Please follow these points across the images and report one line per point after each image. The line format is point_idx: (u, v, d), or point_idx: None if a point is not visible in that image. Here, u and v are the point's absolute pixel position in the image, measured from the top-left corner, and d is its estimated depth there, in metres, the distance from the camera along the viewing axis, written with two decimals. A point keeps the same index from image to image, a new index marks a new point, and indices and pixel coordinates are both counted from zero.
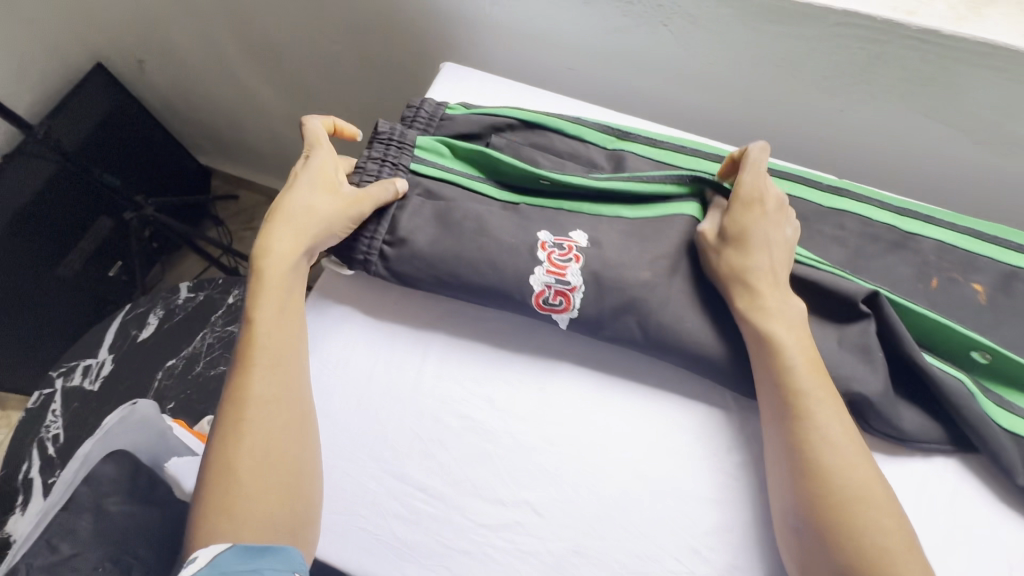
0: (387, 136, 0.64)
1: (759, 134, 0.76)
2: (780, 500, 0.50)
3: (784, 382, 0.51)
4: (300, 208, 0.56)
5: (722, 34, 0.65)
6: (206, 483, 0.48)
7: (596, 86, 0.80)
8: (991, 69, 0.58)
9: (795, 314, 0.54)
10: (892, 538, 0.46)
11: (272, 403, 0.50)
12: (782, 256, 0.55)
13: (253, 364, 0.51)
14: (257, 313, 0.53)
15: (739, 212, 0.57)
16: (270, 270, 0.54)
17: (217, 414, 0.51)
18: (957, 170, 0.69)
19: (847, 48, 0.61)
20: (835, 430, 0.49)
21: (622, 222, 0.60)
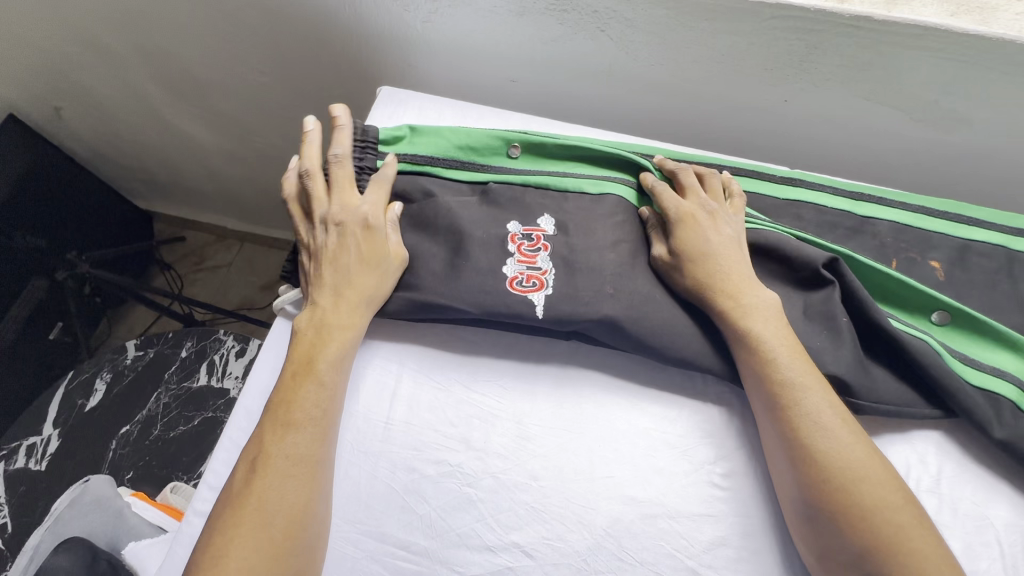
0: (347, 137, 0.63)
1: (709, 131, 0.75)
2: (787, 491, 0.50)
3: (772, 374, 0.50)
4: (369, 281, 0.56)
5: (660, 35, 0.64)
6: (232, 540, 0.45)
7: (540, 98, 0.78)
8: (924, 49, 0.59)
9: (768, 301, 0.54)
10: (907, 519, 0.45)
11: (323, 468, 0.50)
12: (738, 253, 0.56)
13: (299, 422, 0.50)
14: (310, 374, 0.52)
15: (680, 229, 0.57)
16: (331, 336, 0.54)
17: (254, 465, 0.48)
18: (902, 149, 0.70)
19: (785, 40, 0.61)
20: (836, 414, 0.49)
21: (581, 238, 0.59)
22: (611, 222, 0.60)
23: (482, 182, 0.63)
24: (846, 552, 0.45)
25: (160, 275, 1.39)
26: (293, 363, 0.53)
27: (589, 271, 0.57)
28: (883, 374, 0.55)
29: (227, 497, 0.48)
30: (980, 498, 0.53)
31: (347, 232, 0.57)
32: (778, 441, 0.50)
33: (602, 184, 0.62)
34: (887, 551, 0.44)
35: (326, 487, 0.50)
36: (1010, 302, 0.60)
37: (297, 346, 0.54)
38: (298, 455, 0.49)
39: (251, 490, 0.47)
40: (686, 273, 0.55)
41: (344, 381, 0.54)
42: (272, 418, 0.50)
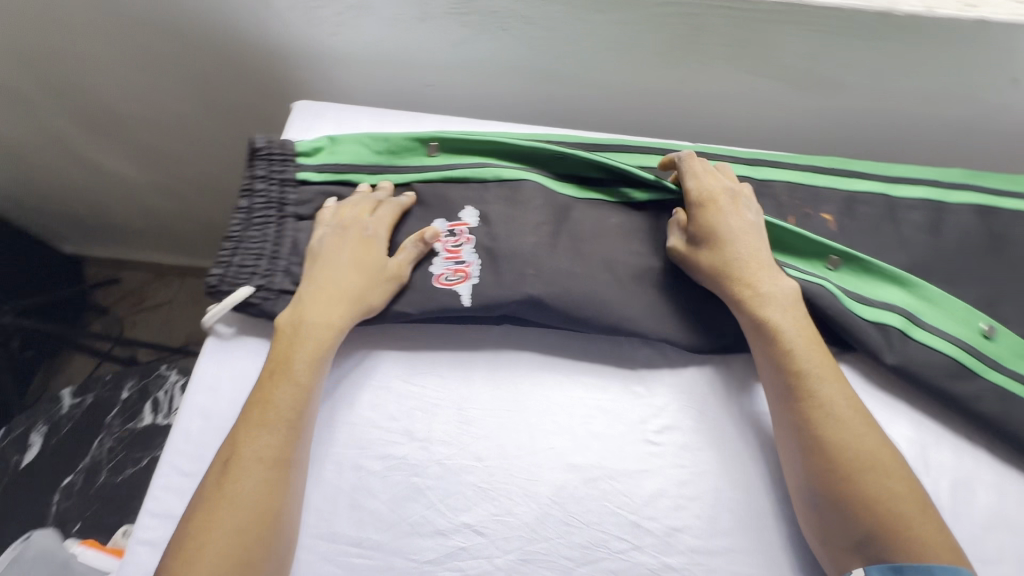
0: (266, 152, 0.63)
1: (618, 117, 0.80)
2: (792, 477, 0.52)
3: (788, 363, 0.53)
4: (358, 284, 0.56)
5: (557, 29, 0.68)
6: (204, 543, 0.45)
7: (456, 99, 0.81)
8: (791, 24, 0.65)
9: (786, 288, 0.56)
10: (908, 505, 0.48)
11: (297, 468, 0.50)
12: (759, 242, 0.59)
13: (273, 423, 0.50)
14: (285, 374, 0.52)
15: (701, 213, 0.60)
16: (311, 337, 0.54)
17: (227, 468, 0.48)
18: (790, 117, 0.77)
19: (669, 25, 0.66)
20: (848, 401, 0.52)
21: (502, 226, 0.61)
22: (529, 207, 0.63)
23: (404, 182, 0.65)
24: (847, 536, 0.48)
25: (97, 320, 1.32)
26: (270, 363, 0.53)
27: (511, 256, 0.59)
28: None
29: (199, 501, 0.47)
30: (885, 420, 0.58)
31: (348, 241, 0.59)
32: (785, 427, 0.53)
33: (519, 173, 0.65)
34: (886, 535, 0.47)
35: (298, 487, 0.50)
36: (894, 242, 0.66)
37: (275, 347, 0.54)
38: (273, 455, 0.49)
39: (223, 489, 0.47)
40: (706, 254, 0.58)
41: (321, 380, 0.54)
42: (246, 419, 0.50)
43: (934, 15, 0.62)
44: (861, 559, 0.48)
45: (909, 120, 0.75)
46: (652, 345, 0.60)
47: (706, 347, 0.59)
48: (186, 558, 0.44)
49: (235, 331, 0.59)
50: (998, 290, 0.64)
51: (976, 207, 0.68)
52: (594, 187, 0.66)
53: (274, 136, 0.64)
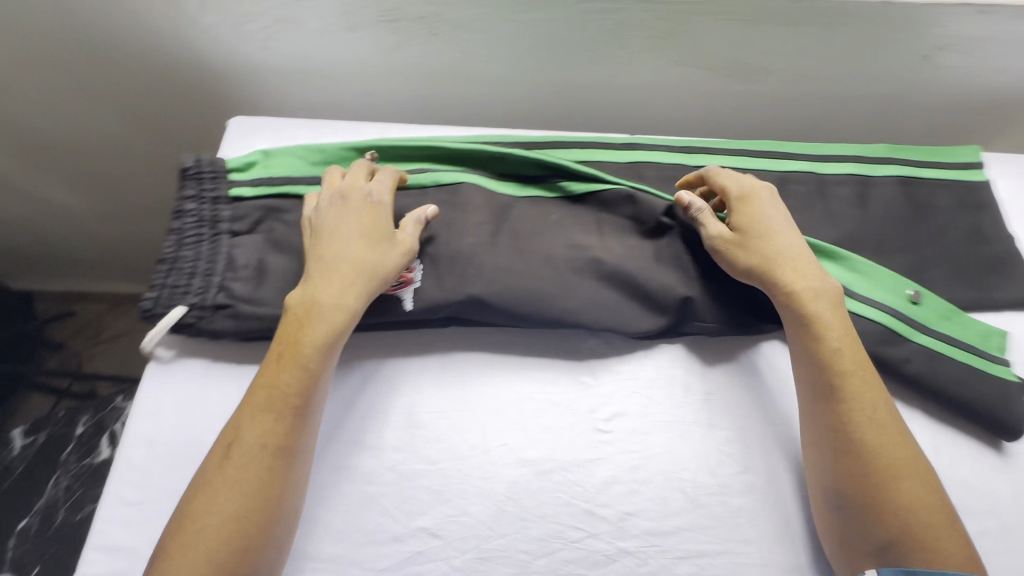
0: (196, 171, 0.62)
1: (557, 114, 0.81)
2: (818, 479, 0.53)
3: (830, 367, 0.53)
4: (368, 259, 0.55)
5: (486, 32, 0.69)
6: (208, 527, 0.45)
7: (396, 106, 0.81)
8: (711, 14, 0.67)
9: (830, 290, 0.56)
10: (934, 513, 0.49)
11: (299, 456, 0.50)
12: (800, 244, 0.59)
13: (278, 410, 0.49)
14: (292, 360, 0.51)
15: (745, 210, 0.60)
16: (321, 321, 0.52)
17: (233, 453, 0.48)
18: (722, 104, 0.79)
19: (594, 21, 0.67)
20: (887, 409, 0.52)
21: (442, 228, 0.62)
22: (468, 209, 0.63)
23: None
24: (867, 540, 0.49)
25: (53, 356, 1.24)
26: (277, 346, 0.52)
27: (452, 257, 0.59)
28: (728, 299, 0.60)
29: (201, 483, 0.47)
30: None
31: (354, 212, 0.57)
32: (821, 431, 0.53)
33: (456, 176, 0.66)
34: (908, 541, 0.48)
35: (300, 476, 0.50)
36: (824, 219, 0.69)
37: (283, 329, 0.53)
38: (275, 443, 0.48)
39: (225, 472, 0.47)
40: (756, 248, 0.58)
41: (331, 364, 0.53)
42: (255, 402, 0.49)
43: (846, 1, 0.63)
44: (875, 560, 0.49)
45: (834, 100, 0.78)
46: (597, 335, 0.61)
47: (650, 332, 0.60)
48: (185, 538, 0.44)
49: (175, 354, 0.58)
50: (923, 257, 0.67)
51: (899, 179, 0.71)
52: (532, 184, 0.67)
53: (204, 154, 0.64)
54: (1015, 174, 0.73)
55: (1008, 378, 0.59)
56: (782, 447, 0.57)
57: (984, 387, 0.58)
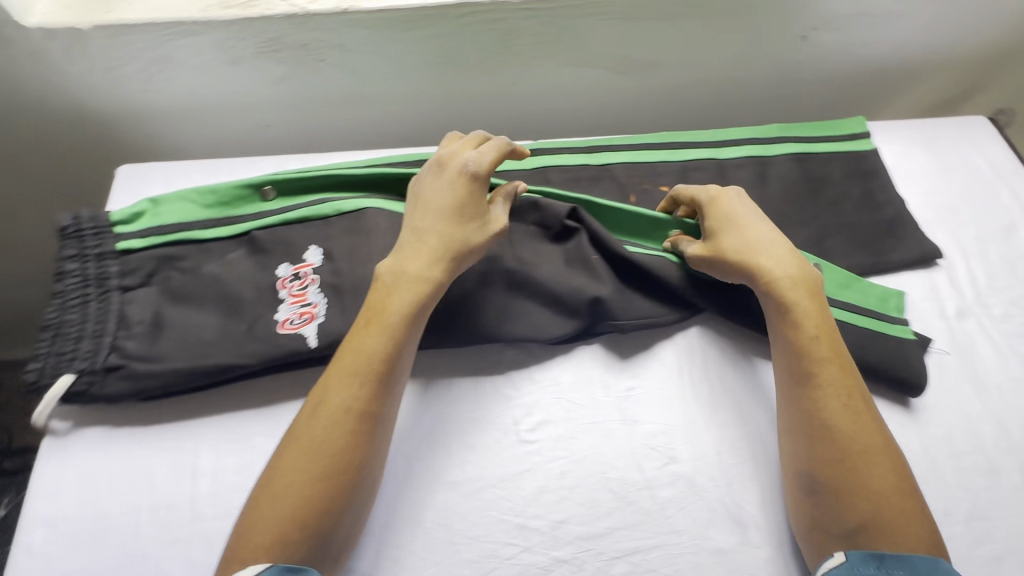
0: (76, 229, 0.59)
1: (464, 126, 0.81)
2: (794, 465, 0.53)
3: (806, 350, 0.54)
4: (456, 234, 0.56)
5: (374, 53, 0.68)
6: (300, 478, 0.46)
7: (299, 135, 0.79)
8: (592, 16, 0.67)
9: (809, 279, 0.57)
10: (903, 500, 0.49)
11: (383, 422, 0.50)
12: (772, 234, 0.59)
13: (362, 375, 0.49)
14: (379, 325, 0.51)
15: (713, 210, 0.61)
16: (406, 288, 0.53)
17: (328, 411, 0.49)
18: (624, 100, 0.80)
19: (480, 33, 0.67)
20: (862, 396, 0.53)
21: (347, 257, 0.61)
22: (371, 233, 0.62)
23: (241, 232, 0.63)
24: (839, 527, 0.49)
25: None
26: (366, 312, 0.53)
27: (357, 286, 0.58)
28: (635, 294, 0.62)
29: (296, 435, 0.48)
30: (741, 370, 0.61)
31: (451, 186, 0.57)
32: (798, 418, 0.53)
33: (359, 202, 0.64)
34: (882, 526, 0.48)
35: (382, 441, 0.50)
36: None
37: (374, 294, 0.53)
38: (359, 405, 0.49)
39: (313, 428, 0.48)
40: (735, 241, 0.58)
41: (415, 332, 0.53)
42: (349, 361, 0.50)
43: None
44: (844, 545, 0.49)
45: (730, 84, 0.80)
46: (516, 346, 0.61)
47: (565, 337, 0.60)
48: (276, 488, 0.46)
49: (72, 424, 0.55)
50: (822, 228, 0.69)
51: (794, 156, 0.74)
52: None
53: (83, 210, 0.60)
54: (899, 139, 0.77)
55: (904, 335, 0.62)
56: (706, 432, 0.58)
57: (883, 348, 0.60)
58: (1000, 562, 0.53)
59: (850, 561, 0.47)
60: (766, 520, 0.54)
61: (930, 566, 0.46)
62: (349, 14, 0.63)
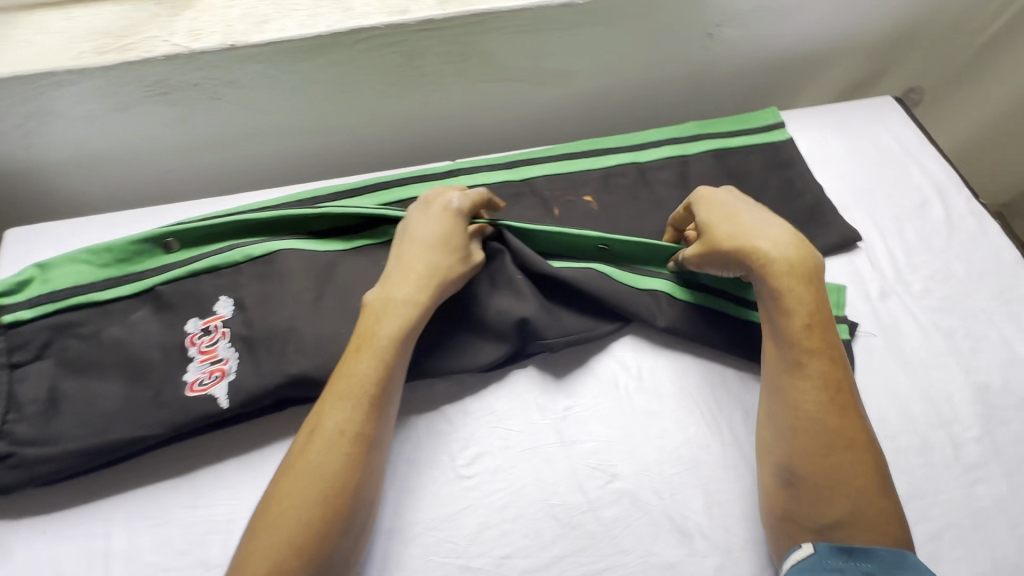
0: None
1: (383, 149, 0.78)
2: (773, 454, 0.53)
3: (800, 339, 0.53)
4: (441, 264, 0.54)
5: (271, 85, 0.65)
6: (291, 510, 0.42)
7: (209, 175, 0.75)
8: (494, 31, 0.65)
9: (808, 264, 0.55)
10: (875, 492, 0.49)
11: (375, 453, 0.47)
12: (768, 221, 0.58)
13: (355, 399, 0.47)
14: (370, 349, 0.49)
15: (707, 207, 0.61)
16: (396, 311, 0.51)
17: (322, 438, 0.45)
18: (542, 110, 0.79)
19: (381, 56, 0.65)
20: (848, 388, 0.52)
21: (259, 305, 0.58)
22: (283, 276, 0.59)
23: (143, 289, 0.59)
24: (815, 519, 0.49)
25: None
26: (356, 337, 0.50)
27: (271, 336, 0.55)
28: (561, 311, 0.61)
29: (288, 465, 0.45)
30: (677, 375, 0.61)
31: (436, 220, 0.57)
32: (785, 408, 0.52)
33: (271, 244, 0.61)
34: (859, 519, 0.48)
35: (377, 471, 0.47)
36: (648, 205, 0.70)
37: (363, 319, 0.52)
38: (354, 431, 0.46)
39: (305, 457, 0.45)
40: (731, 229, 0.58)
41: (405, 356, 0.51)
42: (341, 386, 0.47)
43: None
44: (813, 536, 0.49)
45: (645, 85, 0.79)
46: (448, 378, 0.59)
47: (496, 363, 0.58)
48: (266, 523, 0.42)
49: None
50: None
51: (712, 152, 0.74)
52: (357, 233, 0.63)
53: None
54: (812, 128, 0.78)
55: (840, 336, 0.62)
56: (648, 444, 0.57)
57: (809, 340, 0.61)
58: (939, 540, 0.54)
59: (820, 553, 0.47)
60: (713, 527, 0.54)
61: (898, 559, 0.46)
62: (235, 50, 0.60)
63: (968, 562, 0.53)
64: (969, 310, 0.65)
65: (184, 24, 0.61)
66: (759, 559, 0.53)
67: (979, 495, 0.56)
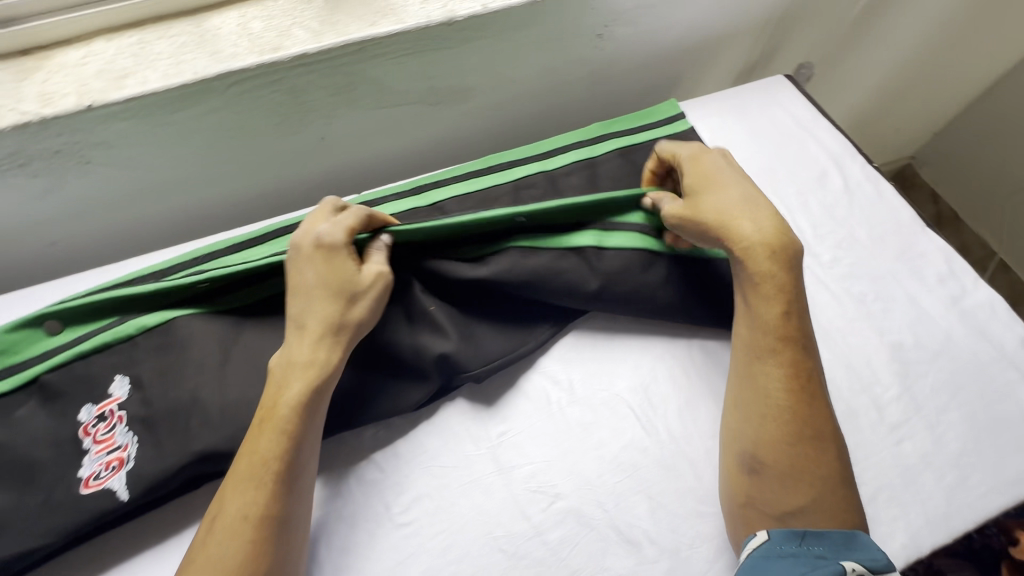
0: None
1: (287, 189, 0.75)
2: (739, 441, 0.53)
3: (779, 328, 0.53)
4: (326, 312, 0.51)
5: (146, 142, 0.61)
6: None
7: (99, 243, 0.70)
8: (376, 57, 0.63)
9: (791, 251, 0.54)
10: (836, 480, 0.50)
11: (287, 530, 0.46)
12: (759, 201, 0.57)
13: (257, 479, 0.46)
14: (271, 423, 0.48)
15: (698, 180, 0.59)
16: (296, 376, 0.49)
17: (224, 524, 0.44)
18: (445, 129, 0.78)
19: (261, 98, 0.62)
20: (817, 378, 0.53)
21: (157, 380, 0.54)
22: (181, 345, 0.55)
23: (22, 383, 0.53)
24: (774, 506, 0.50)
25: None
26: (259, 411, 0.49)
27: (174, 414, 0.53)
28: (481, 336, 0.59)
29: (194, 556, 0.44)
30: (608, 382, 0.60)
31: (308, 264, 0.53)
32: (757, 395, 0.52)
33: (165, 314, 0.56)
34: (822, 507, 0.49)
35: (289, 546, 0.46)
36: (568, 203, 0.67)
37: (266, 391, 0.50)
38: (259, 513, 0.44)
39: (208, 547, 0.43)
40: (720, 206, 0.57)
41: (312, 422, 0.49)
42: (243, 466, 0.46)
43: (490, 11, 0.64)
44: (771, 524, 0.50)
45: (546, 91, 0.79)
46: (374, 422, 0.57)
47: (423, 400, 0.57)
48: None
49: None
50: None
51: (618, 151, 0.74)
52: (256, 285, 0.58)
53: None
54: (712, 114, 0.80)
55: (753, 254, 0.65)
56: (587, 456, 0.56)
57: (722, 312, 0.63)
58: (875, 503, 0.55)
59: (774, 539, 0.48)
60: (660, 531, 0.53)
61: (849, 539, 0.48)
62: (93, 110, 0.56)
63: (904, 520, 0.55)
64: (875, 273, 0.68)
65: (33, 89, 0.56)
66: (709, 555, 0.53)
67: (905, 452, 0.58)
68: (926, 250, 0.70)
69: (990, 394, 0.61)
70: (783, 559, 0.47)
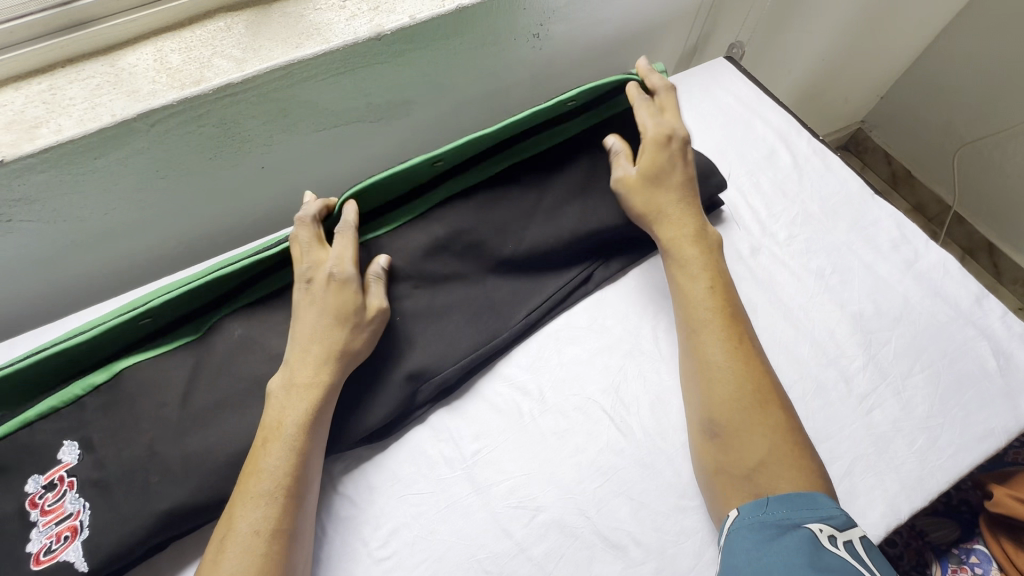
0: None
1: (231, 221, 0.73)
2: (693, 411, 0.54)
3: (715, 298, 0.57)
4: (337, 341, 0.53)
5: (69, 192, 0.57)
6: None
7: (35, 299, 0.66)
8: (307, 78, 0.61)
9: (708, 240, 0.61)
10: (785, 429, 0.51)
11: (297, 545, 0.46)
12: (684, 195, 0.63)
13: (266, 493, 0.46)
14: (277, 440, 0.48)
15: (648, 165, 0.63)
16: (299, 397, 0.50)
17: (235, 538, 0.44)
18: (391, 144, 0.76)
19: (189, 133, 0.59)
20: (749, 340, 0.56)
21: (109, 439, 0.51)
22: (130, 399, 0.53)
23: None
24: (742, 465, 0.50)
25: None
26: (262, 432, 0.49)
27: (130, 473, 0.50)
28: (450, 343, 0.59)
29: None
30: (579, 384, 0.59)
31: (327, 299, 0.54)
32: (700, 368, 0.54)
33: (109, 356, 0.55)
34: (777, 457, 0.49)
35: (300, 558, 0.46)
36: (530, 203, 0.64)
37: (267, 412, 0.50)
38: (270, 528, 0.44)
39: (218, 564, 0.43)
40: (658, 199, 0.62)
41: (318, 440, 0.50)
42: (251, 482, 0.46)
43: (419, 21, 0.62)
44: (745, 494, 0.49)
45: (491, 95, 0.78)
46: (345, 455, 0.55)
47: (393, 416, 0.56)
48: None
49: None
50: None
51: None
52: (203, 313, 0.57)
53: None
54: None
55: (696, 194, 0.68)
56: (565, 464, 0.55)
57: None
58: (851, 475, 0.56)
59: (744, 513, 0.47)
60: (646, 529, 0.53)
61: (811, 501, 0.47)
62: (4, 166, 0.52)
63: (881, 488, 0.55)
64: (830, 246, 0.69)
65: None
66: (696, 549, 0.52)
67: (876, 421, 0.58)
68: (878, 218, 0.71)
69: (952, 352, 0.63)
70: (753, 529, 0.46)
